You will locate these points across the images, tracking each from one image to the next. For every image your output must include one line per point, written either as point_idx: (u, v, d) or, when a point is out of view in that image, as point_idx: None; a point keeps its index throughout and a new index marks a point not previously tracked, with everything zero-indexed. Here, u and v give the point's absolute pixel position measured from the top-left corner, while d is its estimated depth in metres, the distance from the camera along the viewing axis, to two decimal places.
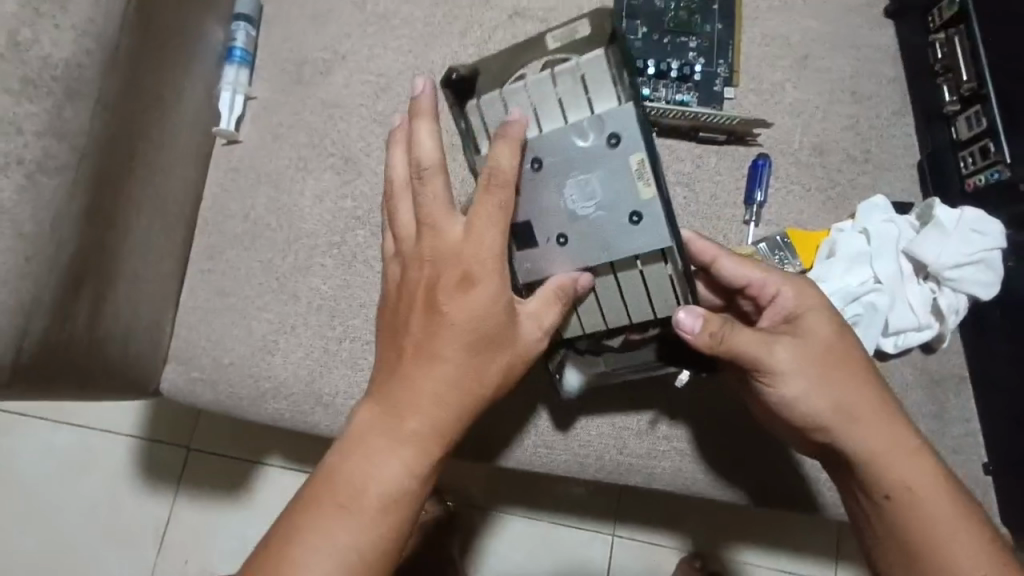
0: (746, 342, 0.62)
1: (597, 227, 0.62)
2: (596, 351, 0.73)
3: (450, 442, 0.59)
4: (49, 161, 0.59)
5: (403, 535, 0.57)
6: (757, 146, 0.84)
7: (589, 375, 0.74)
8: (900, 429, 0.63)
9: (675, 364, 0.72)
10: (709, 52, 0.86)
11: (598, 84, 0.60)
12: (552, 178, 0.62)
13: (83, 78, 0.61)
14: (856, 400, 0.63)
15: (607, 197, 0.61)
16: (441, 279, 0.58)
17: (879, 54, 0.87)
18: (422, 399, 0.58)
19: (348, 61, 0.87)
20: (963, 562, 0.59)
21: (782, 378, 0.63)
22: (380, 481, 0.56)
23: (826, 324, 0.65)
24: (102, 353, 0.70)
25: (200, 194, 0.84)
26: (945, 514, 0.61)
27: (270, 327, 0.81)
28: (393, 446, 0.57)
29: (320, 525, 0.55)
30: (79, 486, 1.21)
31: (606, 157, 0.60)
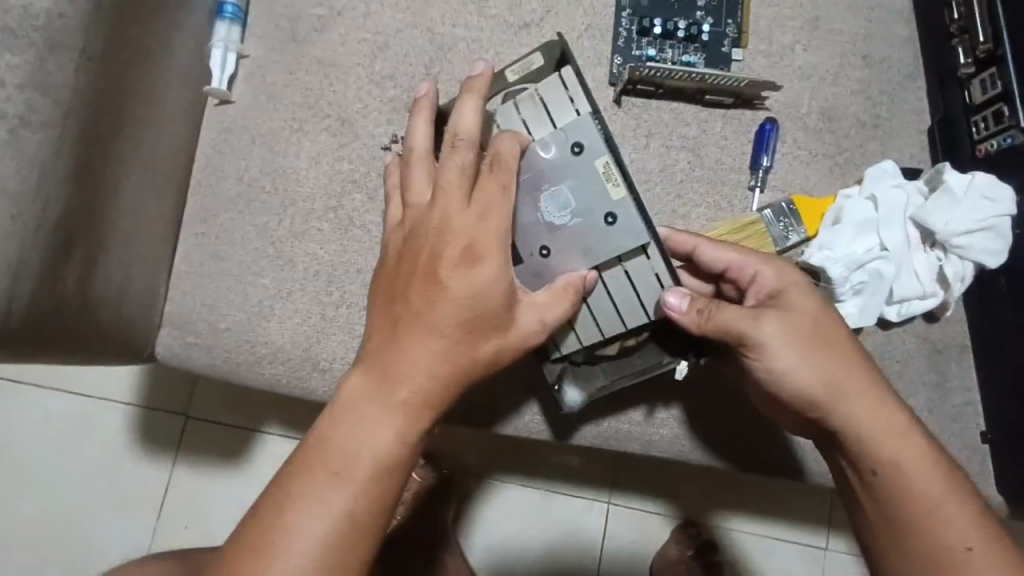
0: (733, 318, 0.63)
1: (577, 234, 0.66)
2: (592, 363, 0.72)
3: (440, 412, 0.59)
4: (33, 116, 0.57)
5: (391, 503, 0.56)
6: (765, 110, 0.82)
7: (591, 393, 0.72)
8: (890, 406, 0.63)
9: (674, 353, 0.70)
10: (718, 11, 0.83)
11: (555, 101, 0.67)
12: (528, 194, 0.66)
13: (66, 30, 0.59)
14: (845, 376, 0.63)
15: (581, 203, 0.65)
16: (445, 249, 0.59)
17: (893, 15, 0.84)
18: (415, 368, 0.58)
19: (344, 17, 0.84)
20: (949, 534, 0.59)
21: (768, 355, 0.63)
22: (370, 448, 0.56)
23: (811, 300, 0.64)
24: (94, 317, 0.68)
25: (192, 155, 0.82)
26: (932, 488, 0.60)
27: (266, 292, 0.79)
28: (382, 417, 0.57)
29: (313, 493, 0.54)
30: (77, 452, 1.21)
31: (574, 166, 0.65)
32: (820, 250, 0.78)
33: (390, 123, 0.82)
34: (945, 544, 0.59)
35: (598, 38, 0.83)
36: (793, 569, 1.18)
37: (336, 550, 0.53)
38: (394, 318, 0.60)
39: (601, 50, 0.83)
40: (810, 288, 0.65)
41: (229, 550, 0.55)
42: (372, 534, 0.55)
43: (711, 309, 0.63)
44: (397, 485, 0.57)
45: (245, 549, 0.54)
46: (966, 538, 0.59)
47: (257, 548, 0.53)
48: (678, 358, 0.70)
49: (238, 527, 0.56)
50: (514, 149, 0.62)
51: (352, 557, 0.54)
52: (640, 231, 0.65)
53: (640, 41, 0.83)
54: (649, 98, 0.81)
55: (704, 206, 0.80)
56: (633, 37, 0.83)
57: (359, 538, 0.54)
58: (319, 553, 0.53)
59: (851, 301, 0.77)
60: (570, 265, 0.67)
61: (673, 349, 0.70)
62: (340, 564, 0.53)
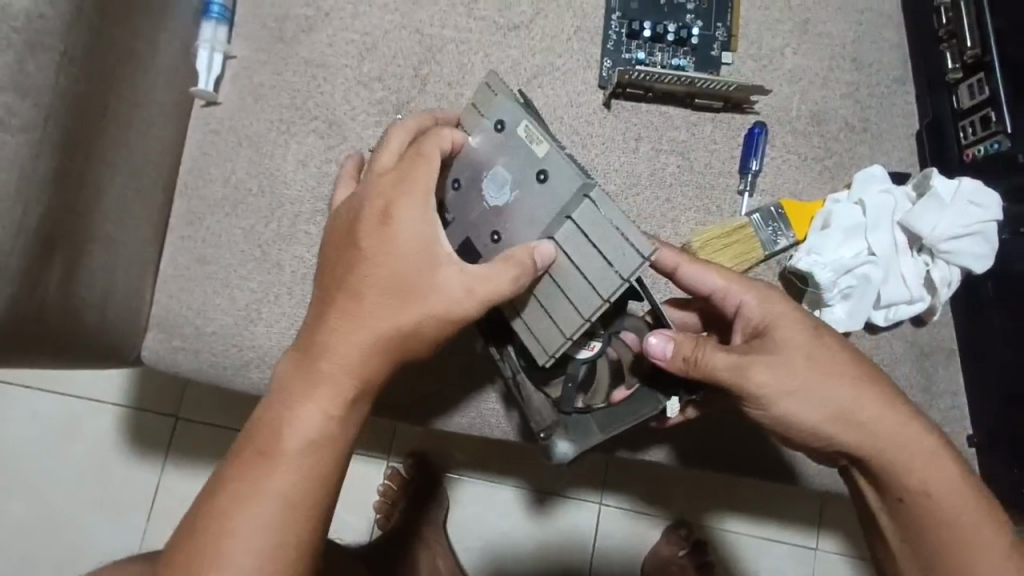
0: (723, 365, 0.61)
1: (521, 206, 0.61)
2: (581, 415, 0.69)
3: (369, 387, 0.59)
4: (12, 119, 0.55)
5: (328, 485, 0.57)
6: (754, 113, 0.82)
7: (585, 448, 0.68)
8: (911, 433, 0.63)
9: (663, 389, 0.69)
10: (708, 14, 0.83)
11: (481, 94, 0.63)
12: (472, 186, 0.64)
13: (46, 31, 0.58)
14: (860, 408, 0.62)
15: (515, 174, 0.61)
16: (366, 218, 0.60)
17: (882, 19, 0.85)
18: (342, 345, 0.58)
19: (332, 18, 0.83)
20: (981, 562, 0.61)
21: (778, 399, 0.62)
22: (300, 426, 0.57)
23: (801, 336, 0.63)
24: (79, 320, 0.67)
25: (178, 157, 0.81)
26: (957, 510, 0.62)
27: (253, 296, 0.79)
28: (309, 397, 0.57)
29: (247, 476, 0.55)
30: (65, 453, 1.20)
31: (501, 145, 0.62)
32: (809, 255, 0.78)
33: (379, 126, 0.82)
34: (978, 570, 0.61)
35: (588, 41, 0.83)
36: (784, 568, 1.19)
37: (275, 535, 0.54)
38: (325, 295, 0.61)
39: (590, 52, 0.82)
40: (799, 319, 0.64)
41: (182, 554, 0.54)
42: (311, 517, 0.56)
43: (703, 353, 0.61)
44: (334, 466, 0.57)
45: (192, 548, 0.54)
46: (997, 563, 0.61)
47: (204, 543, 0.54)
48: (666, 394, 0.68)
49: (184, 525, 0.57)
50: (442, 138, 0.61)
51: (291, 541, 0.55)
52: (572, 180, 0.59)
53: (629, 43, 0.83)
54: (638, 101, 0.81)
55: (693, 210, 0.80)
56: (622, 39, 0.83)
57: (297, 518, 0.55)
58: (258, 541, 0.54)
59: (839, 306, 0.78)
60: (523, 240, 0.62)
61: (663, 392, 0.68)
62: (277, 551, 0.54)
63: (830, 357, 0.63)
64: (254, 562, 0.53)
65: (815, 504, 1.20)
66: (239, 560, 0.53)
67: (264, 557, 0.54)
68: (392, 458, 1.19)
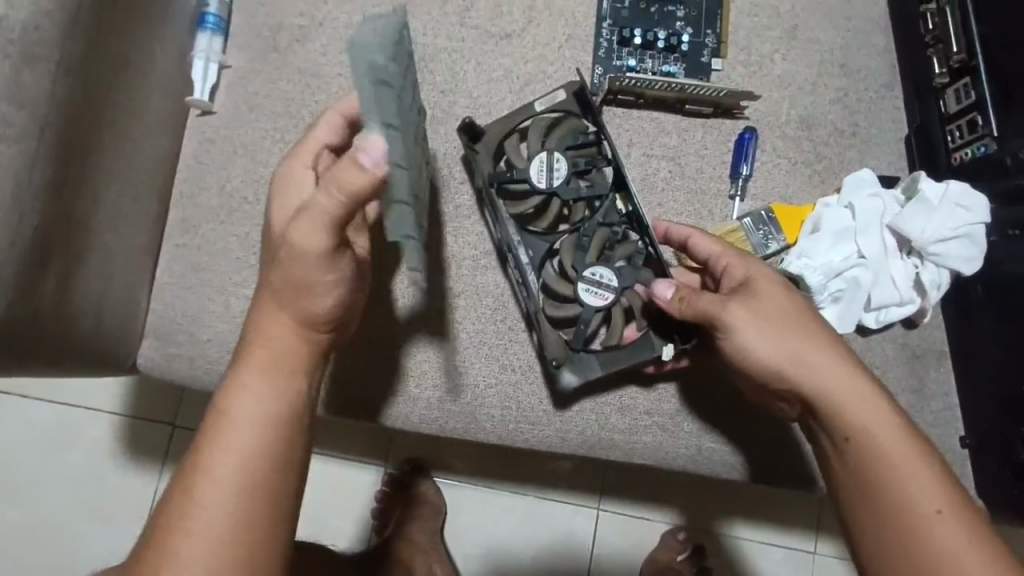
0: (710, 300, 0.68)
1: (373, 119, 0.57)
2: (582, 354, 0.75)
3: (284, 353, 0.62)
4: (8, 129, 0.56)
5: (260, 454, 0.57)
6: (744, 118, 0.82)
7: (587, 380, 0.74)
8: (857, 376, 0.64)
9: (661, 334, 0.75)
10: (698, 21, 0.84)
11: None
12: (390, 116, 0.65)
13: (41, 41, 0.58)
14: (815, 348, 0.65)
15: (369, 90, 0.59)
16: (269, 219, 0.65)
17: (870, 25, 0.86)
18: (278, 331, 0.62)
19: (326, 27, 0.84)
20: (916, 497, 0.58)
21: (742, 338, 0.67)
22: (236, 403, 0.59)
23: (778, 286, 0.69)
24: (73, 328, 0.68)
25: (174, 165, 0.82)
26: (898, 451, 0.60)
27: (249, 303, 0.79)
28: (251, 385, 0.60)
29: (196, 467, 0.56)
30: (61, 461, 1.20)
31: None
32: (799, 258, 0.78)
33: None
34: (913, 509, 0.57)
35: (579, 48, 0.84)
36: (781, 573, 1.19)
37: (224, 515, 0.54)
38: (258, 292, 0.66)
39: (581, 59, 0.83)
40: (774, 277, 0.70)
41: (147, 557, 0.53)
42: (279, 495, 0.56)
43: (694, 298, 0.69)
44: (288, 442, 0.58)
45: (152, 545, 0.54)
46: (933, 501, 0.57)
47: (161, 539, 0.53)
48: (664, 339, 0.75)
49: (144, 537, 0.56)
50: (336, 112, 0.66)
51: (256, 520, 0.55)
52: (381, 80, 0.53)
53: (620, 51, 0.84)
54: (629, 107, 0.82)
55: (685, 214, 0.81)
56: (613, 47, 0.84)
57: (245, 495, 0.55)
58: (221, 526, 0.54)
59: (830, 308, 0.78)
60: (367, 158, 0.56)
61: (660, 338, 0.75)
62: (243, 535, 0.54)
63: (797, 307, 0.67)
64: (211, 543, 0.53)
65: (813, 507, 1.20)
66: (197, 546, 0.53)
67: (229, 540, 0.53)
68: (392, 466, 1.19)
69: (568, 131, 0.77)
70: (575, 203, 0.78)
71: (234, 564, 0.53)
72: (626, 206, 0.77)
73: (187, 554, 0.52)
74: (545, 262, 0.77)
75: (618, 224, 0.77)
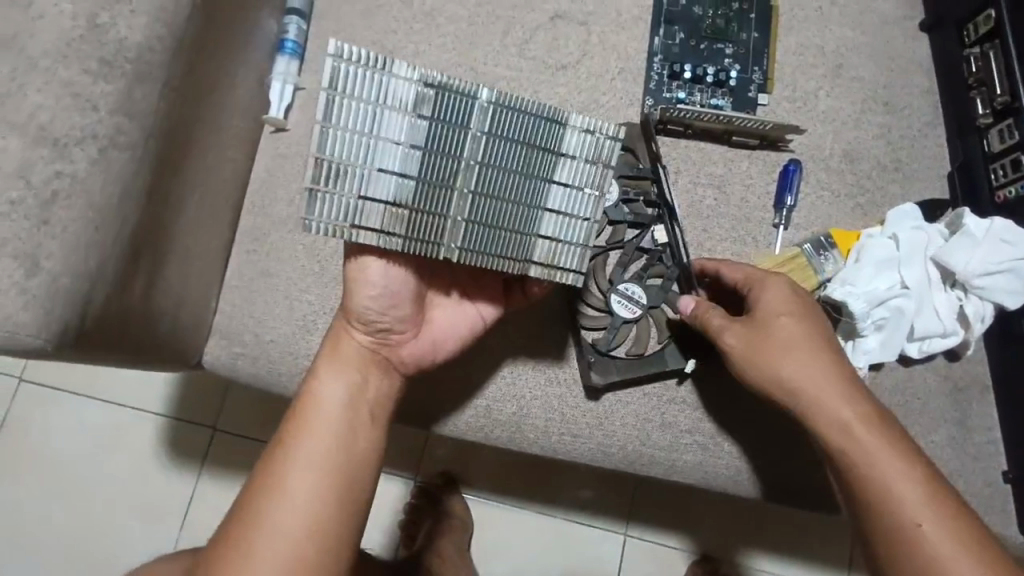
0: (721, 319, 0.72)
1: (398, 130, 0.55)
2: (607, 357, 0.79)
3: (342, 363, 0.68)
4: (120, 138, 0.62)
5: (328, 460, 0.64)
6: (788, 151, 0.86)
7: (606, 384, 0.78)
8: (852, 390, 0.68)
9: (682, 350, 0.79)
10: (745, 59, 0.89)
11: (595, 145, 0.60)
12: (486, 183, 0.58)
13: (152, 62, 0.64)
14: (811, 362, 0.68)
15: (443, 124, 0.56)
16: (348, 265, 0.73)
17: (913, 66, 0.89)
18: (344, 349, 0.69)
19: (394, 56, 0.90)
20: (906, 502, 0.61)
21: (743, 354, 0.70)
22: (304, 414, 0.66)
23: (789, 304, 0.71)
24: (156, 326, 0.72)
25: (247, 178, 0.88)
26: (887, 458, 0.64)
27: (311, 308, 0.84)
28: (315, 400, 0.67)
29: (271, 475, 0.63)
30: (109, 457, 1.25)
31: (500, 137, 0.57)
32: (841, 286, 0.80)
33: None
34: (905, 510, 0.61)
35: (631, 80, 0.88)
36: None
37: (299, 515, 0.61)
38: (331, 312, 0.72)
39: (633, 91, 0.88)
40: (789, 296, 0.72)
41: (226, 549, 0.60)
42: (351, 501, 0.64)
43: (708, 315, 0.73)
44: (349, 449, 0.65)
45: (227, 547, 0.61)
46: (918, 505, 0.61)
47: (243, 536, 0.60)
48: (685, 357, 0.79)
49: (222, 534, 0.63)
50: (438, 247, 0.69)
51: (333, 519, 0.62)
52: (387, 61, 0.54)
53: (670, 84, 0.88)
54: (678, 137, 0.86)
55: (729, 240, 0.83)
56: (664, 80, 0.89)
57: (315, 496, 0.62)
58: (295, 526, 0.61)
59: (872, 336, 0.80)
60: (345, 147, 0.54)
61: (680, 358, 0.79)
62: (313, 533, 0.61)
63: (802, 324, 0.70)
64: (290, 536, 0.60)
65: (844, 545, 1.19)
66: (277, 537, 0.60)
67: (299, 538, 0.60)
68: (420, 478, 1.21)
69: (624, 160, 0.82)
70: (619, 224, 0.82)
71: (313, 552, 0.60)
72: (665, 237, 0.81)
73: (266, 548, 0.60)
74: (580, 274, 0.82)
75: (655, 250, 0.82)
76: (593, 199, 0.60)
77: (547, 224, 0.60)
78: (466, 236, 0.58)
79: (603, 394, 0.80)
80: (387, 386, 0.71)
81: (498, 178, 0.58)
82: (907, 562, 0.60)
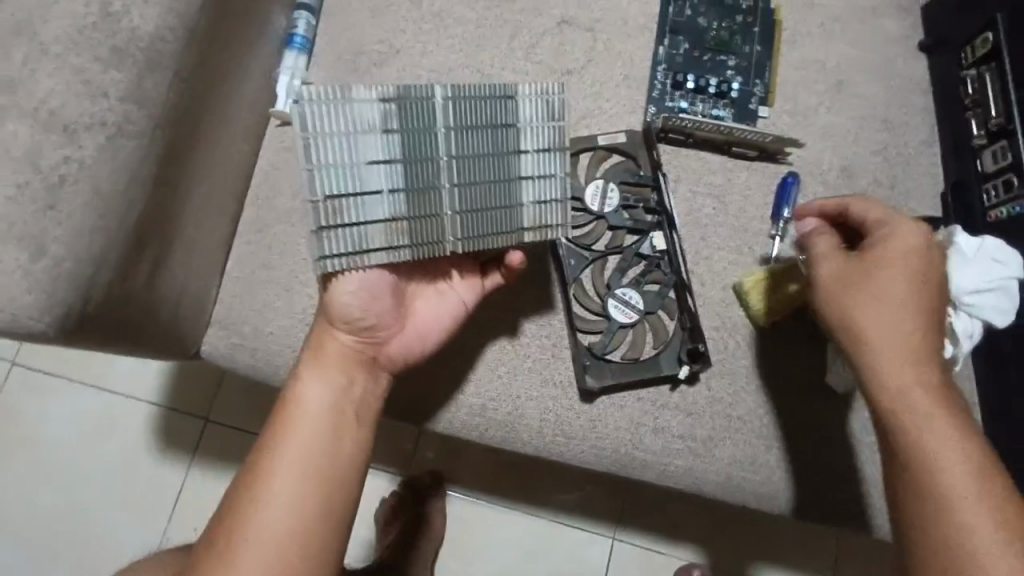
0: (824, 249, 0.70)
1: (373, 148, 0.62)
2: (601, 361, 0.80)
3: (325, 368, 0.69)
4: (130, 126, 0.62)
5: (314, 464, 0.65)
6: (787, 164, 0.87)
7: (600, 385, 0.79)
8: (925, 356, 0.63)
9: (674, 358, 0.81)
10: (748, 71, 0.90)
11: (547, 109, 0.68)
12: (466, 165, 0.65)
13: (165, 52, 0.64)
14: (904, 311, 0.64)
15: (411, 132, 0.63)
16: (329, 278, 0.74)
17: (911, 85, 0.91)
18: (329, 355, 0.69)
19: (402, 55, 0.91)
20: (949, 477, 0.58)
21: (833, 286, 0.67)
22: (289, 418, 0.67)
23: (908, 250, 0.66)
24: (156, 314, 0.73)
25: (251, 171, 0.88)
26: (941, 430, 0.60)
27: (311, 303, 0.84)
28: (300, 403, 0.67)
29: (257, 480, 0.63)
30: (101, 445, 1.25)
31: (466, 120, 0.64)
32: None
33: None
34: (946, 486, 0.57)
35: (635, 88, 0.89)
36: None
37: (286, 520, 0.62)
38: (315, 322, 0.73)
39: (636, 98, 0.89)
40: (918, 244, 0.67)
41: (213, 553, 0.61)
42: (338, 503, 0.65)
43: (818, 245, 0.71)
44: (334, 452, 0.66)
45: (215, 551, 0.61)
46: (963, 484, 0.57)
47: (230, 541, 0.61)
48: (678, 364, 0.80)
49: (208, 537, 0.63)
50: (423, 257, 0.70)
51: (321, 523, 0.63)
52: (344, 91, 0.60)
53: (673, 93, 0.90)
54: (679, 145, 0.87)
55: (726, 248, 0.84)
56: (667, 89, 0.90)
57: (302, 501, 0.63)
58: (282, 532, 0.62)
59: None
60: (332, 183, 0.60)
61: (672, 364, 0.80)
62: (301, 537, 0.62)
63: (914, 275, 0.65)
64: (278, 541, 0.61)
65: (828, 555, 1.20)
66: (264, 543, 0.61)
67: (287, 542, 0.61)
68: (409, 475, 1.22)
69: (626, 167, 0.86)
70: (619, 230, 0.84)
71: (301, 555, 0.62)
72: (664, 244, 0.83)
73: (252, 552, 0.60)
74: (576, 277, 0.83)
75: (653, 256, 0.84)
76: (559, 158, 0.69)
77: (527, 193, 0.69)
78: (463, 225, 0.66)
79: (596, 396, 0.80)
80: (373, 388, 0.72)
81: (472, 163, 0.65)
82: (941, 535, 0.56)
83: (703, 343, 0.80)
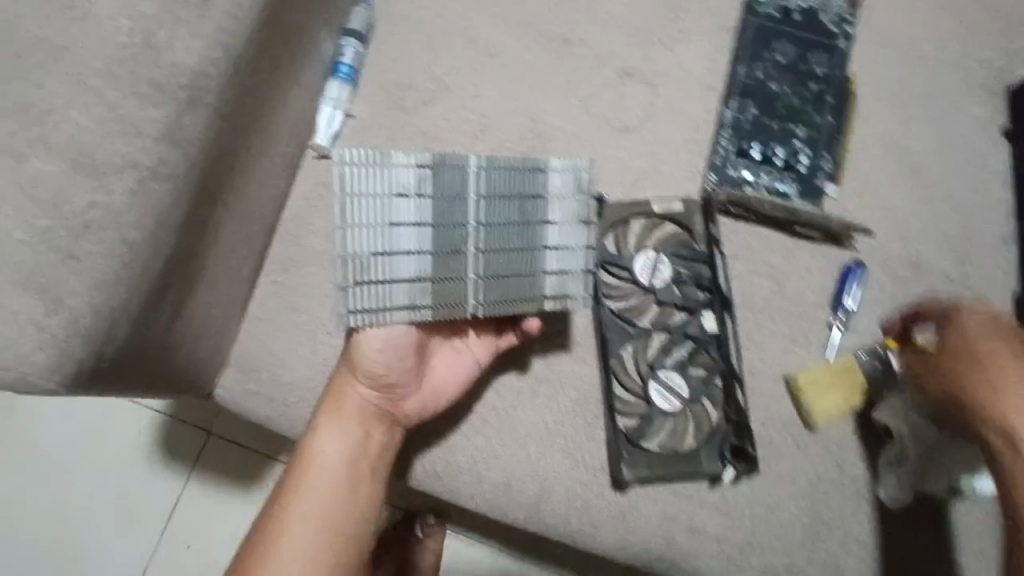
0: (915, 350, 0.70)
1: (404, 211, 0.60)
2: (638, 449, 0.75)
3: (345, 420, 0.66)
4: (164, 169, 0.57)
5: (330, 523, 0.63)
6: (852, 251, 0.82)
7: (636, 474, 0.74)
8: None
9: (717, 459, 0.75)
10: (817, 144, 0.84)
11: (576, 185, 0.67)
12: (493, 235, 0.64)
13: (207, 88, 0.59)
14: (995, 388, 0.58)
15: (442, 197, 0.62)
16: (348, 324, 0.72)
17: (990, 173, 0.85)
18: (349, 407, 0.67)
19: (452, 94, 0.86)
20: None
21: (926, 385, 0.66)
22: (307, 472, 0.65)
23: (982, 325, 0.62)
24: (171, 360, 0.68)
25: (284, 204, 0.84)
26: None
27: (335, 352, 0.80)
28: (318, 456, 0.65)
29: (274, 539, 0.62)
30: (95, 454, 1.19)
31: (497, 190, 0.64)
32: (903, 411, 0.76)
33: None
34: None
35: (694, 152, 0.84)
36: None
37: None
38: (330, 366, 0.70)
39: (696, 164, 0.84)
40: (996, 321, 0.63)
41: None
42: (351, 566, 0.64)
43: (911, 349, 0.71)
44: (351, 512, 0.65)
45: None
46: None
47: None
48: (722, 465, 0.75)
49: None
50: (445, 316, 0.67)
51: None
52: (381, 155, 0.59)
53: (737, 161, 0.84)
54: (739, 220, 0.82)
55: (779, 335, 0.79)
56: (731, 156, 0.84)
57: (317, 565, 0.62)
58: None
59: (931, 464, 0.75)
60: (358, 240, 0.59)
61: (713, 460, 0.75)
62: None
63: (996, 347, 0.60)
64: None
65: None
66: None
67: None
68: None
69: (680, 239, 0.80)
70: (667, 306, 0.79)
71: None
72: (714, 326, 0.78)
73: None
74: (617, 353, 0.77)
75: (701, 338, 0.78)
76: (583, 234, 0.68)
77: (552, 262, 0.67)
78: (487, 291, 0.64)
79: (629, 485, 0.75)
80: (391, 442, 0.69)
81: (499, 231, 0.64)
82: None
83: (750, 443, 0.75)
